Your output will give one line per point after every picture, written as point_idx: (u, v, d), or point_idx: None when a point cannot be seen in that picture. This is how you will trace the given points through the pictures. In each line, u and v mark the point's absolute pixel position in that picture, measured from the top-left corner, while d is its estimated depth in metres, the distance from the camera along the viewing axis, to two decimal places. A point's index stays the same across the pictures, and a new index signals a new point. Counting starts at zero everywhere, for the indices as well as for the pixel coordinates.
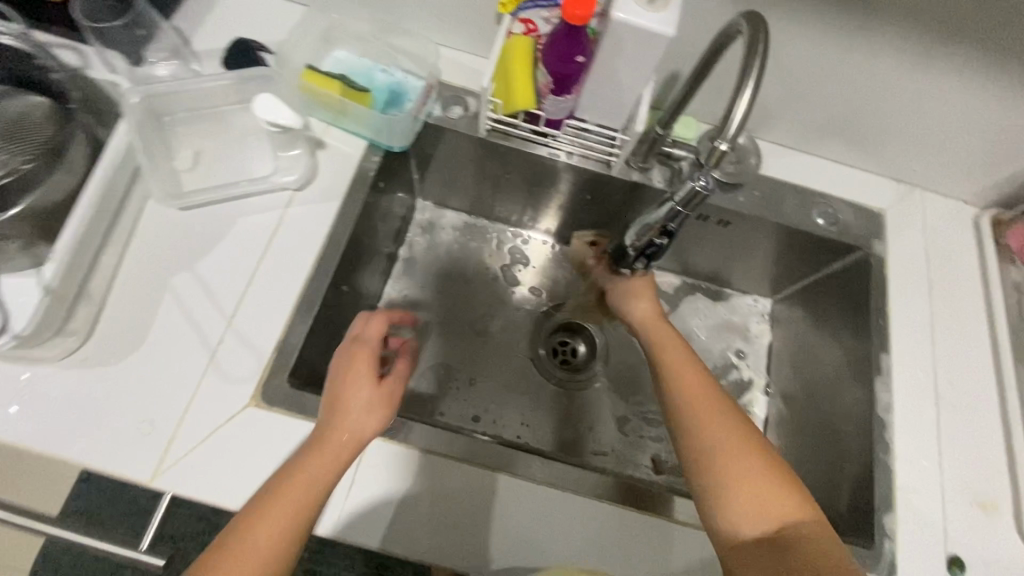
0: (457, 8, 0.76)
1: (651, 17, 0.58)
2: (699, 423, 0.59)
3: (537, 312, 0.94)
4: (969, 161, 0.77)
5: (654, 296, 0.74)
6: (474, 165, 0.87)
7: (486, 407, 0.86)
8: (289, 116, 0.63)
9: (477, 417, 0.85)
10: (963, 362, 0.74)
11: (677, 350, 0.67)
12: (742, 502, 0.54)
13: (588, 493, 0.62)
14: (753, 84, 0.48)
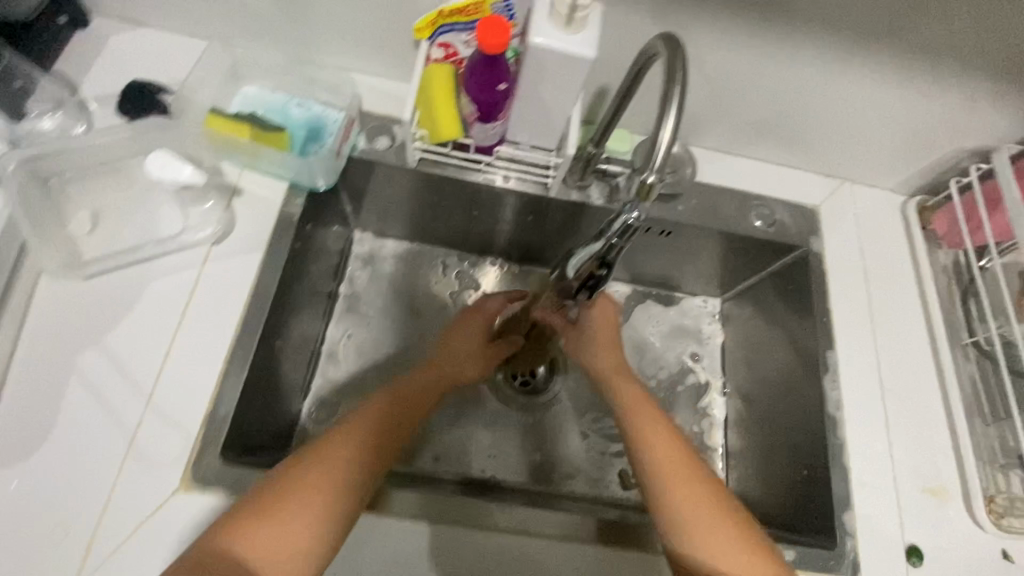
0: (371, 34, 0.72)
1: (571, 42, 0.56)
2: (662, 463, 0.62)
3: None
4: (892, 153, 0.79)
5: (615, 332, 0.75)
6: (409, 193, 0.83)
7: (448, 445, 0.82)
8: (189, 173, 0.65)
9: (439, 456, 0.81)
10: (903, 350, 0.76)
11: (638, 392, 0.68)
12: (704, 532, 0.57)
13: (556, 533, 0.62)
14: (671, 122, 0.47)
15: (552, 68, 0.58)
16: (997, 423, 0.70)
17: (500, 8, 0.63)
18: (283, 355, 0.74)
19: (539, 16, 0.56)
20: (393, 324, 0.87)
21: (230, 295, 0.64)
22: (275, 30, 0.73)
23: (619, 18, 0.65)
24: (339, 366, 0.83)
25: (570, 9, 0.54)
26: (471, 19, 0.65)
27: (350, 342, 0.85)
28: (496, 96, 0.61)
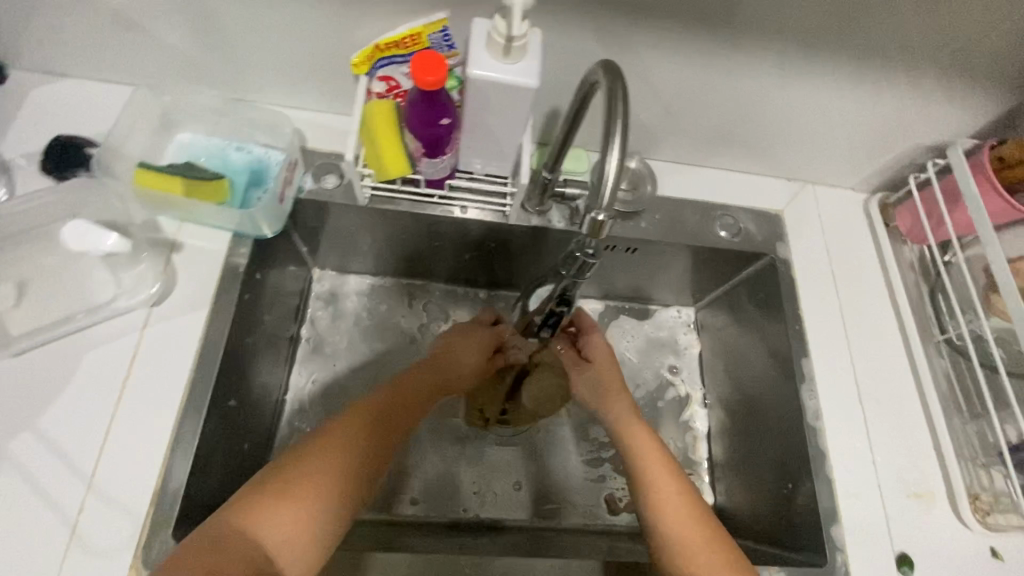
0: (307, 72, 0.69)
1: (511, 74, 0.54)
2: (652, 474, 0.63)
3: None
4: (850, 154, 0.79)
5: (618, 369, 0.74)
6: (365, 230, 0.80)
7: (428, 487, 0.79)
8: (115, 241, 0.59)
9: (420, 499, 0.78)
10: (876, 351, 0.76)
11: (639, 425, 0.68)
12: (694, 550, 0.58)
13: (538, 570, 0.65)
14: (618, 154, 0.44)
15: (494, 99, 0.56)
16: (975, 420, 0.70)
17: (437, 38, 0.61)
18: (242, 411, 0.70)
19: (477, 48, 0.54)
20: (360, 364, 0.84)
21: (174, 359, 0.60)
22: (205, 73, 0.70)
23: (560, 39, 0.63)
24: (306, 414, 0.80)
25: (506, 40, 0.52)
26: (409, 50, 0.62)
27: (316, 387, 0.82)
28: (441, 131, 0.58)
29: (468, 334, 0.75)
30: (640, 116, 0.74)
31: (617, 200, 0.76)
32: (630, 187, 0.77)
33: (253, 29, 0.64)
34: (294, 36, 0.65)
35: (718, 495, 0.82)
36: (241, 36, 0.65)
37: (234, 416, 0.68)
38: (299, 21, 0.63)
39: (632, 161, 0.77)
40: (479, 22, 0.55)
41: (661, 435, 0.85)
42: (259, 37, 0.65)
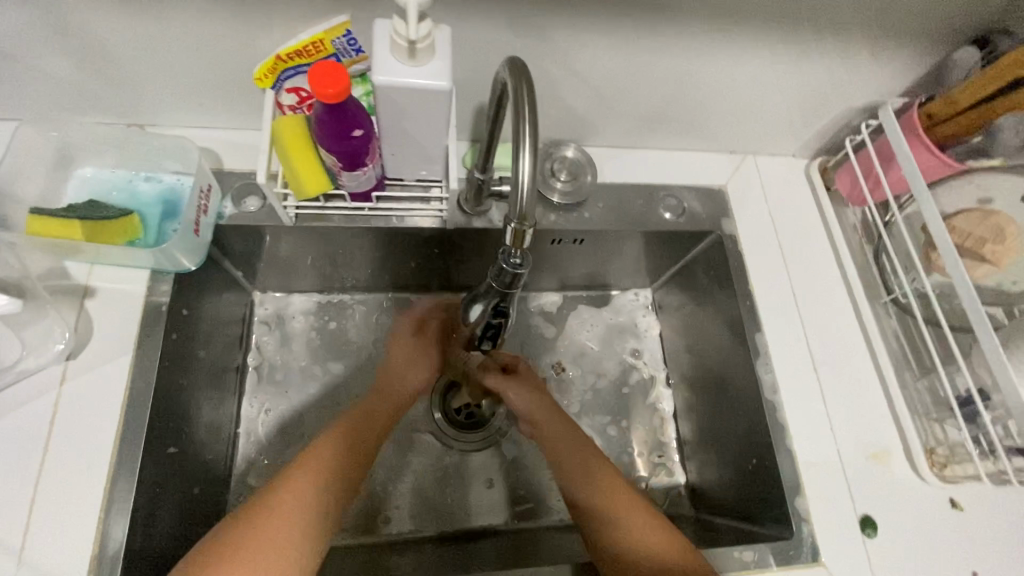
0: (211, 88, 0.65)
1: (419, 78, 0.51)
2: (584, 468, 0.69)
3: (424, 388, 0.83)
4: (786, 123, 0.78)
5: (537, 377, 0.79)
6: (300, 249, 0.76)
7: (405, 502, 0.77)
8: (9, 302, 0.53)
9: (399, 516, 0.76)
10: (828, 316, 0.76)
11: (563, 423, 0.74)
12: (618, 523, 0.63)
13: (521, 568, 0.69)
14: (530, 159, 0.41)
15: (407, 104, 0.53)
16: (926, 376, 0.71)
17: (342, 42, 0.56)
18: (185, 457, 0.67)
19: (380, 52, 0.51)
20: (315, 387, 0.81)
21: (97, 414, 0.58)
22: (100, 99, 0.65)
23: (473, 32, 0.60)
24: (262, 445, 0.77)
25: (408, 44, 0.49)
26: (313, 57, 0.57)
27: (269, 416, 0.79)
28: (354, 145, 0.55)
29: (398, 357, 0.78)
30: (570, 103, 0.72)
31: (553, 191, 0.75)
32: (569, 178, 0.77)
33: (140, 48, 0.59)
34: (186, 52, 0.60)
35: (689, 473, 0.83)
36: (128, 57, 0.60)
37: (177, 462, 0.65)
38: (189, 38, 0.58)
39: (569, 150, 0.77)
40: (381, 22, 0.51)
41: (629, 419, 0.85)
42: (148, 56, 0.60)
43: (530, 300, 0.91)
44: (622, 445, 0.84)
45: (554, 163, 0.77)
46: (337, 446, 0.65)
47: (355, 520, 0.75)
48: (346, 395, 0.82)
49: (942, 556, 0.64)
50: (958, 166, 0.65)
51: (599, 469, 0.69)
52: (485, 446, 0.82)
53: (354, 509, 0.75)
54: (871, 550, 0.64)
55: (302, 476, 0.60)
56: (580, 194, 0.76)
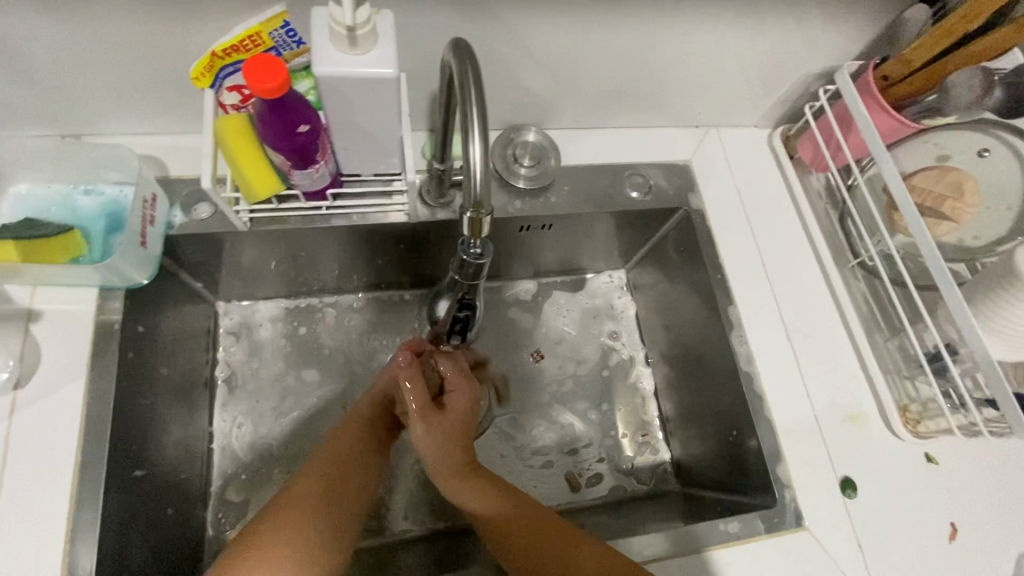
0: (146, 91, 0.61)
1: (362, 67, 0.49)
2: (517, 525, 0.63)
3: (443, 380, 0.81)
4: (745, 93, 0.77)
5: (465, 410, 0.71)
6: (260, 255, 0.74)
7: (403, 500, 0.78)
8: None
9: (399, 515, 0.77)
10: (798, 284, 0.76)
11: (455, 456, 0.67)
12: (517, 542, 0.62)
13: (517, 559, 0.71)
14: (480, 145, 0.40)
15: (354, 95, 0.51)
16: (896, 335, 0.72)
17: (281, 34, 0.54)
18: (152, 480, 0.64)
19: (320, 42, 0.48)
20: (288, 395, 0.79)
21: (54, 443, 0.55)
22: (28, 110, 0.61)
23: (418, 16, 0.58)
24: (238, 459, 0.75)
25: (348, 32, 0.47)
26: (251, 51, 0.54)
27: (242, 429, 0.77)
28: (301, 140, 0.53)
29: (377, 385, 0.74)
30: (527, 86, 0.70)
31: (518, 176, 0.74)
32: (533, 163, 0.75)
33: (60, 52, 0.55)
34: (112, 53, 0.56)
35: (673, 449, 0.84)
36: (49, 63, 0.56)
37: (144, 486, 0.63)
38: (112, 38, 0.54)
39: (530, 134, 0.75)
40: (318, 12, 0.49)
41: (612, 401, 0.86)
42: (71, 61, 0.56)
43: (504, 290, 0.89)
44: (605, 428, 0.84)
45: (517, 149, 0.75)
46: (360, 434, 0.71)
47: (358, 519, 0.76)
48: (322, 400, 0.80)
49: (919, 510, 0.66)
50: (914, 126, 0.65)
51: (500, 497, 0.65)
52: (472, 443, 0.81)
53: None
54: (852, 511, 0.65)
55: (304, 485, 0.64)
56: (543, 178, 0.74)
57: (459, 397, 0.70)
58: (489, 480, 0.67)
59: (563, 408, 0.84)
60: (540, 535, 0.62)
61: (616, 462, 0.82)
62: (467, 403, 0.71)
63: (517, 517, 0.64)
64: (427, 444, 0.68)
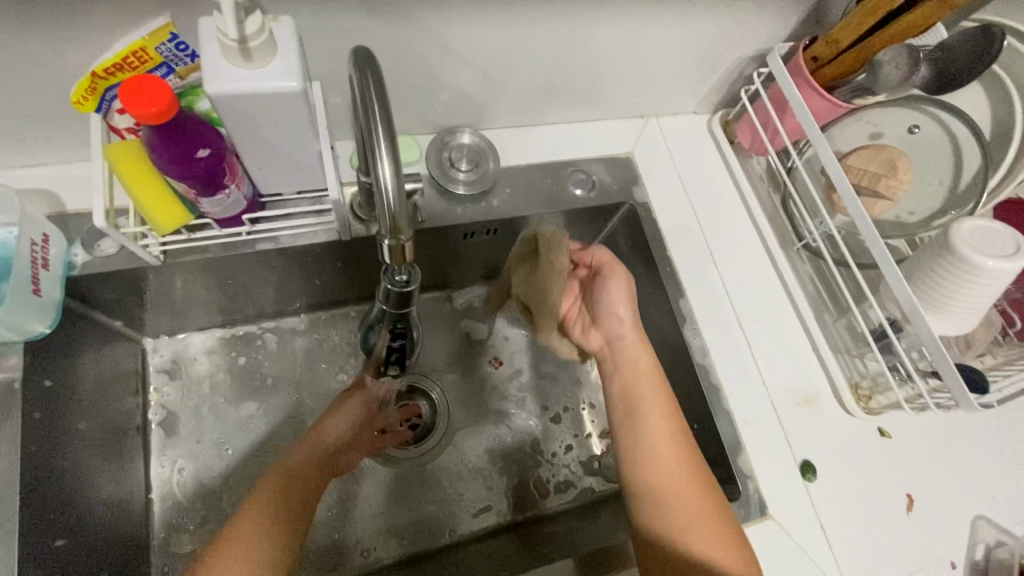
0: (25, 121, 0.55)
1: (260, 81, 0.44)
2: (678, 489, 0.61)
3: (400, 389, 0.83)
4: (680, 80, 0.75)
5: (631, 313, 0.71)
6: (183, 286, 0.68)
7: (372, 526, 0.75)
8: None
9: (369, 546, 0.74)
10: (747, 270, 0.76)
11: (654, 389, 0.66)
12: (672, 517, 0.60)
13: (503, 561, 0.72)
14: (389, 162, 0.36)
15: (259, 114, 0.47)
16: (843, 315, 0.72)
17: (170, 48, 0.48)
18: (83, 544, 0.60)
19: (210, 59, 0.44)
20: (231, 432, 0.75)
21: None
22: None
23: (324, 20, 0.53)
24: (181, 506, 0.71)
25: (239, 44, 0.42)
26: (137, 69, 0.49)
27: (183, 473, 0.72)
28: (204, 166, 0.48)
29: (341, 406, 0.73)
30: (454, 86, 0.67)
31: (455, 182, 0.70)
32: (471, 166, 0.72)
33: None
34: None
35: None
36: None
37: (73, 553, 0.58)
38: None
39: (465, 136, 0.72)
40: (205, 23, 0.44)
41: (574, 403, 0.84)
42: None
43: (455, 298, 0.86)
44: (568, 430, 0.83)
45: (453, 153, 0.72)
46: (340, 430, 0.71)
47: (317, 559, 0.72)
48: (268, 432, 0.75)
49: (877, 485, 0.67)
50: (846, 107, 0.65)
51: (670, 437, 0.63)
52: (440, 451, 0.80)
53: (313, 553, 0.72)
54: (813, 494, 0.65)
55: (285, 479, 0.62)
56: (483, 181, 0.71)
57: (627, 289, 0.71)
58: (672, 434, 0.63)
59: (525, 413, 0.83)
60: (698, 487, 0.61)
61: (582, 463, 0.81)
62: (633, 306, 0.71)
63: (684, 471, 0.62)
64: (617, 334, 0.70)
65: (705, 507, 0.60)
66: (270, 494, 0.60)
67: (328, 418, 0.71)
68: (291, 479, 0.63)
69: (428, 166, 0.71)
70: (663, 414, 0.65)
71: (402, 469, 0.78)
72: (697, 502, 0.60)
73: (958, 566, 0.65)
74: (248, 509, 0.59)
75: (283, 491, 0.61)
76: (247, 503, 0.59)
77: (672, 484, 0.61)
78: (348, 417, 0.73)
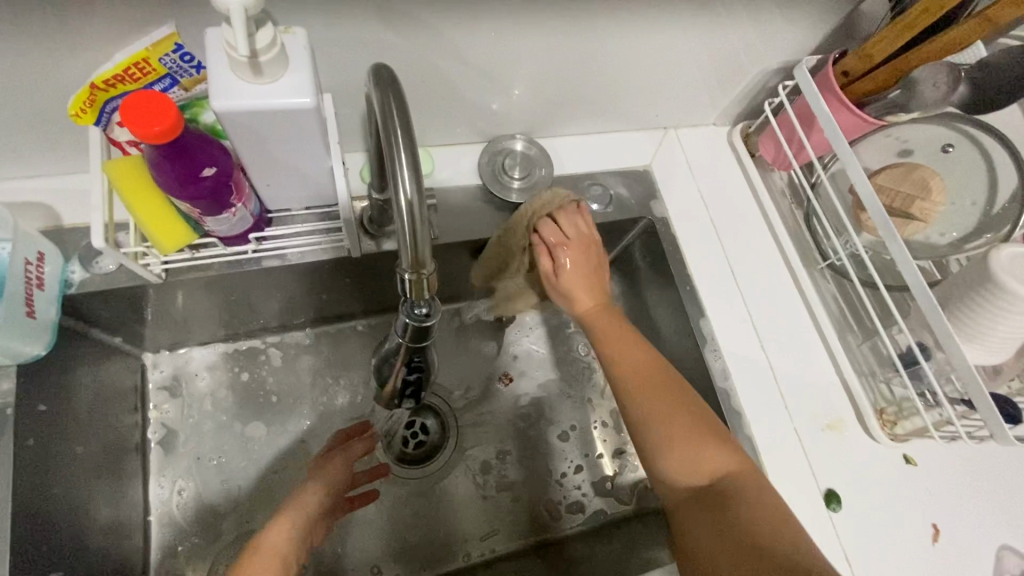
0: (21, 130, 0.52)
1: (269, 97, 0.42)
2: (643, 402, 0.59)
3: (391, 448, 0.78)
4: (702, 91, 0.73)
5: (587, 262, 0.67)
6: (184, 302, 0.65)
7: (380, 549, 0.72)
8: None
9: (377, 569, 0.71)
10: (767, 288, 0.74)
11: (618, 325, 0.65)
12: (664, 443, 0.57)
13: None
14: (410, 178, 0.33)
15: (269, 130, 0.44)
16: (869, 338, 0.70)
17: (174, 59, 0.46)
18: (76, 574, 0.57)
19: (217, 74, 0.41)
20: (233, 451, 0.72)
21: None
22: None
23: (337, 29, 0.51)
24: (180, 528, 0.68)
25: (249, 59, 0.39)
26: (140, 80, 0.46)
27: (182, 494, 0.69)
28: (207, 186, 0.46)
29: (325, 466, 0.69)
30: (469, 97, 0.64)
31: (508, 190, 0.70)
32: (524, 175, 0.71)
33: None
34: None
35: None
36: None
37: None
38: None
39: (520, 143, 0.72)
40: (213, 31, 0.41)
41: (588, 421, 0.82)
42: None
43: (465, 312, 0.84)
44: (578, 450, 0.80)
45: (506, 159, 0.71)
46: (327, 489, 0.68)
47: None
48: (270, 452, 0.73)
49: (902, 514, 0.65)
50: (877, 123, 0.62)
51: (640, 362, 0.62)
52: (447, 471, 0.77)
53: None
54: (837, 524, 0.63)
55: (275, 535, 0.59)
56: (535, 191, 0.71)
57: (584, 241, 0.67)
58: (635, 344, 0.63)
59: (534, 430, 0.80)
60: (669, 398, 0.59)
61: (596, 484, 0.79)
62: (590, 254, 0.67)
63: (652, 386, 0.60)
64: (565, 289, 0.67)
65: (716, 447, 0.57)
66: (268, 545, 0.57)
67: (306, 485, 0.66)
68: (286, 541, 0.59)
69: (482, 172, 0.71)
70: (634, 352, 0.63)
71: (411, 489, 0.76)
72: (702, 443, 0.57)
73: None
74: (246, 561, 0.55)
75: (281, 549, 0.57)
76: (246, 555, 0.55)
77: (642, 398, 0.60)
78: (326, 483, 0.68)
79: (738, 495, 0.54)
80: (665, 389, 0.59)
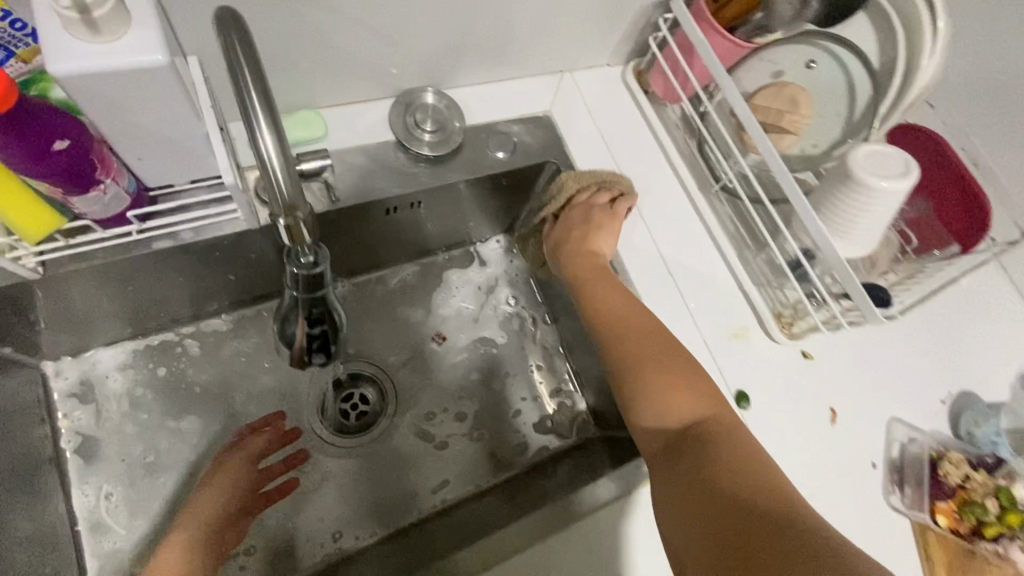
0: None
1: (113, 57, 0.39)
2: (624, 348, 0.65)
3: (332, 419, 0.78)
4: (590, 31, 0.74)
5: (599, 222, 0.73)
6: (79, 301, 0.61)
7: (335, 513, 0.73)
8: None
9: (336, 533, 0.71)
10: (671, 218, 0.78)
11: (607, 280, 0.70)
12: (640, 386, 0.62)
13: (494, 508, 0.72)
14: (272, 136, 0.34)
15: (121, 96, 0.42)
16: (762, 250, 0.76)
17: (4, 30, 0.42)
18: None
19: (48, 35, 0.38)
20: (161, 449, 0.70)
21: None
22: None
23: None
24: (114, 533, 0.66)
25: (79, 13, 0.37)
26: None
27: (110, 500, 0.67)
28: (62, 161, 0.44)
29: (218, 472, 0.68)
30: (355, 52, 0.63)
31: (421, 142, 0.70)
32: (436, 128, 0.71)
33: None
34: None
35: (587, 397, 0.83)
36: None
37: None
38: None
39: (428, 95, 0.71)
40: None
41: (522, 366, 0.84)
42: None
43: (389, 279, 0.84)
44: (517, 393, 0.83)
45: (417, 114, 0.71)
46: (223, 495, 0.67)
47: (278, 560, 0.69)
48: (201, 443, 0.71)
49: (803, 402, 0.72)
50: (747, 45, 0.68)
51: (625, 315, 0.67)
52: (392, 433, 0.78)
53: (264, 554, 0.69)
54: (749, 421, 0.69)
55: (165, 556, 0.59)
56: (447, 141, 0.71)
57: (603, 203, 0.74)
58: (622, 299, 0.68)
59: (475, 380, 0.83)
60: (652, 346, 0.64)
61: (537, 423, 0.82)
62: (601, 213, 0.73)
63: (636, 337, 0.65)
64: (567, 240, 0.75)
65: (693, 397, 0.60)
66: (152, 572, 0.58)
67: (202, 494, 0.66)
68: (187, 557, 0.60)
69: (395, 127, 0.70)
70: (624, 304, 0.68)
71: (359, 453, 0.76)
72: (678, 389, 0.61)
73: (879, 465, 0.71)
74: None
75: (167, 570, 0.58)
76: None
77: (624, 347, 0.65)
78: (225, 487, 0.67)
79: (708, 440, 0.57)
80: (647, 337, 0.65)
